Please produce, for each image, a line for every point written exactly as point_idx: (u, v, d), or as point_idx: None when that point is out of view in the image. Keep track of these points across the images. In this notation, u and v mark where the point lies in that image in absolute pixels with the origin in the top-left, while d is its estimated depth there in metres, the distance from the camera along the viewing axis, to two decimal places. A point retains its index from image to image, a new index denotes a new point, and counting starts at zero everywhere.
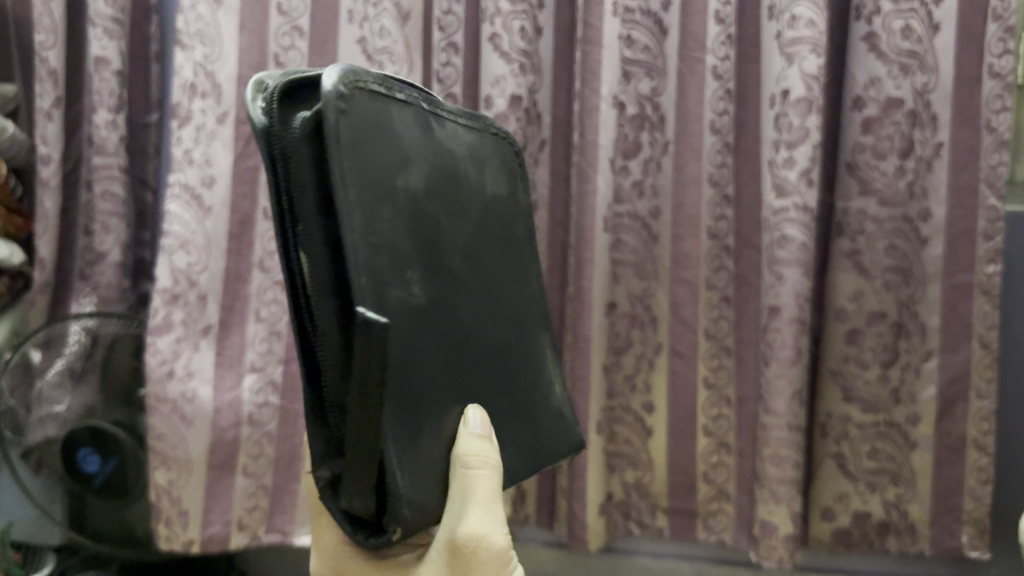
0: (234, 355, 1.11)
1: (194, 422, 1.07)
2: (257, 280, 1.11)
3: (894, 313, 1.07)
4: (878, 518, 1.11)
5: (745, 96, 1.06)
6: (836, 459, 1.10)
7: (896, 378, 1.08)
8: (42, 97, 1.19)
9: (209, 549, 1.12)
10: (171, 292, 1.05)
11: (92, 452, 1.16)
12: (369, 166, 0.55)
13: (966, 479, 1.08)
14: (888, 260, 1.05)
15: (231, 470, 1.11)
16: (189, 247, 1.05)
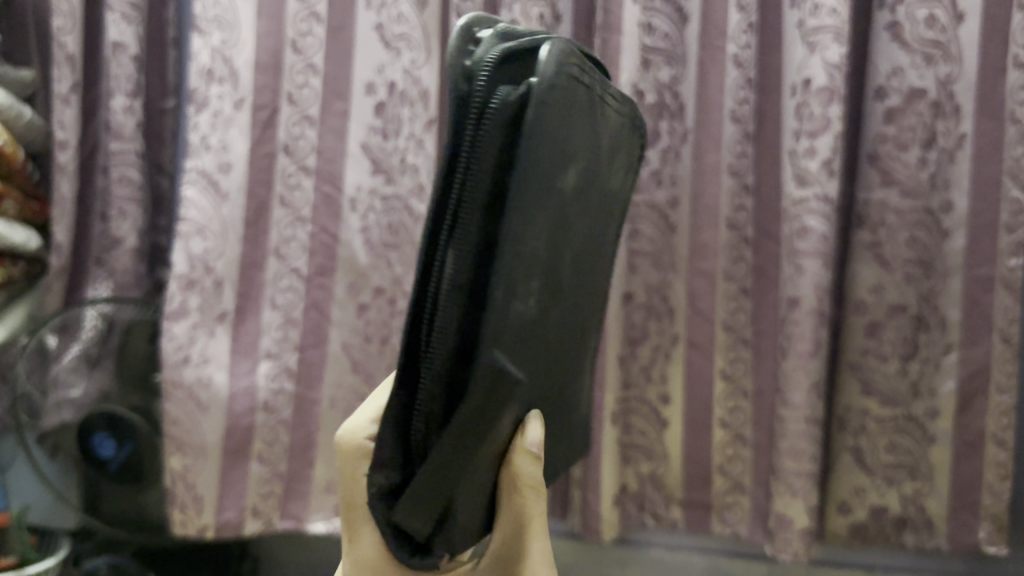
0: (249, 341, 1.10)
1: (210, 407, 1.07)
2: (273, 267, 1.10)
3: (914, 306, 1.06)
4: (895, 512, 1.09)
5: (768, 85, 1.06)
6: (854, 453, 1.10)
7: (915, 370, 1.07)
8: (60, 82, 1.20)
9: (224, 535, 1.11)
10: (187, 277, 1.05)
11: (107, 437, 1.17)
12: (558, 148, 0.56)
13: (986, 474, 1.06)
14: (909, 252, 1.04)
15: (245, 456, 1.10)
16: (206, 232, 1.05)
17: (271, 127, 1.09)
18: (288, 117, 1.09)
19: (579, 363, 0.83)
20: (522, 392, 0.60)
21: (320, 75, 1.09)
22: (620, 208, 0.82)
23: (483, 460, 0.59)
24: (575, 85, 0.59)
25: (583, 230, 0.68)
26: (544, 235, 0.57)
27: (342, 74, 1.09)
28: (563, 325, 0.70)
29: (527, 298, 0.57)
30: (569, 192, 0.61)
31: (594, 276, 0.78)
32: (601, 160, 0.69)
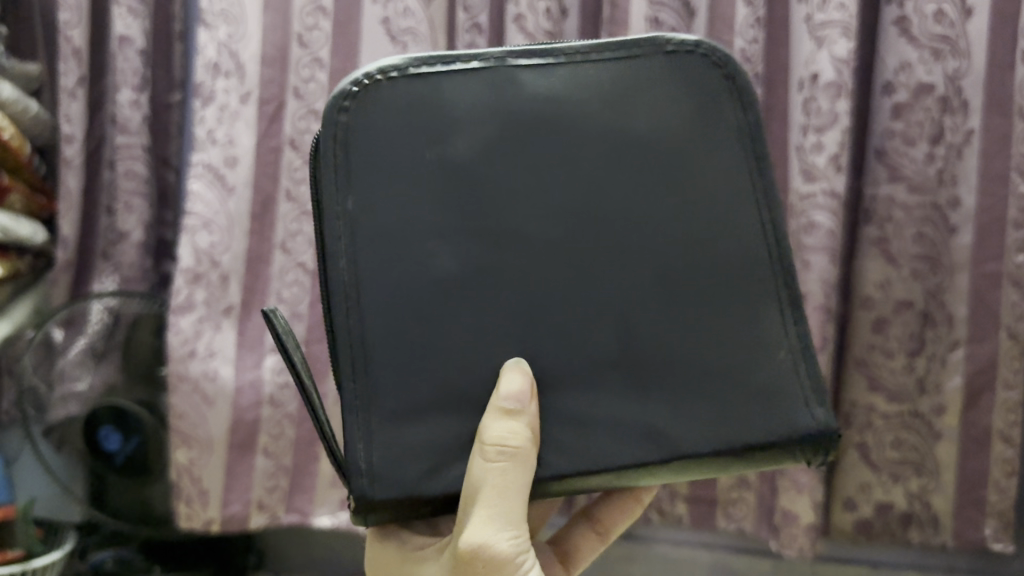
0: (255, 335, 1.10)
1: (217, 401, 1.08)
2: (279, 262, 1.10)
3: (922, 303, 1.05)
4: (901, 509, 1.10)
5: (775, 79, 1.05)
6: (860, 449, 1.10)
7: (922, 367, 1.07)
8: (66, 75, 1.20)
9: (230, 528, 1.11)
10: (193, 272, 1.06)
11: (113, 430, 1.15)
12: (396, 146, 0.62)
13: (992, 471, 1.06)
14: (916, 249, 1.04)
15: (251, 450, 1.10)
16: (212, 227, 1.06)
17: (277, 120, 1.08)
18: (294, 111, 1.08)
19: (724, 340, 0.63)
20: (435, 363, 0.62)
21: (325, 69, 1.08)
22: (716, 151, 0.65)
23: (412, 426, 0.62)
24: (416, 86, 0.63)
25: (555, 196, 0.63)
26: (405, 219, 0.62)
27: (348, 69, 1.08)
28: (571, 295, 0.62)
29: (397, 276, 0.62)
30: (458, 172, 0.62)
31: (677, 226, 0.63)
32: (561, 121, 0.63)
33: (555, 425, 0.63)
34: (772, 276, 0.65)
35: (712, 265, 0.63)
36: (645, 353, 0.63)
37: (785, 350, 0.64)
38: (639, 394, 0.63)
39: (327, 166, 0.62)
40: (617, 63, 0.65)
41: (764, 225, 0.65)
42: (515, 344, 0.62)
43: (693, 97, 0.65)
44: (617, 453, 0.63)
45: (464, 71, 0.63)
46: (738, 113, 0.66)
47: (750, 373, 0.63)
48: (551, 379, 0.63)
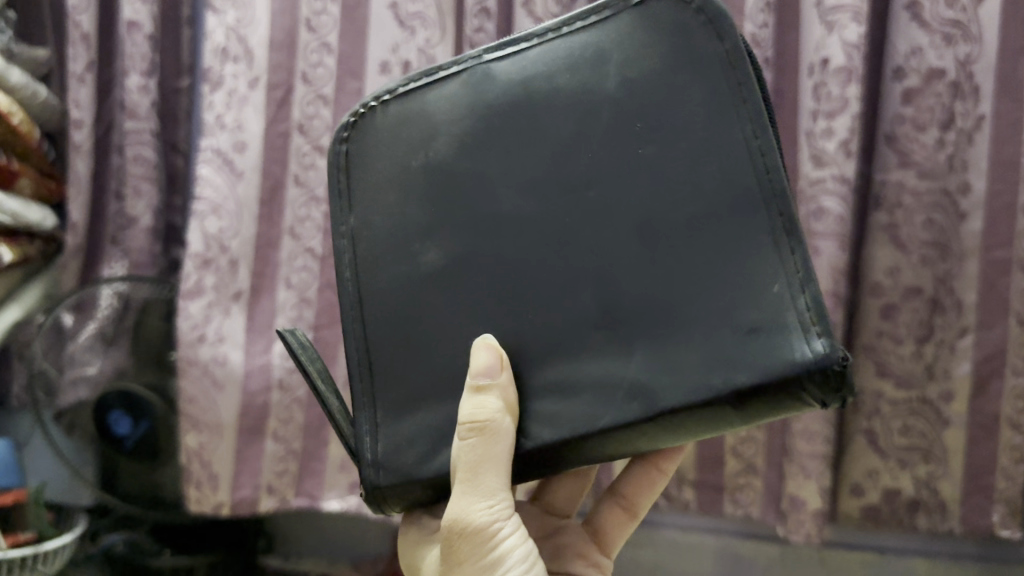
0: (265, 321, 1.10)
1: (226, 385, 1.08)
2: (288, 247, 1.10)
3: (930, 289, 1.05)
4: (908, 495, 1.10)
5: (785, 64, 1.05)
6: (867, 436, 1.10)
7: (930, 354, 1.06)
8: (75, 61, 1.20)
9: (240, 511, 1.12)
10: (203, 257, 1.07)
11: (123, 414, 1.16)
12: (388, 160, 0.71)
13: (999, 457, 1.06)
14: (925, 235, 1.04)
15: (261, 435, 1.10)
16: (221, 212, 1.06)
17: (286, 106, 1.08)
18: (303, 96, 1.08)
19: (718, 289, 0.54)
20: (427, 351, 0.68)
21: (334, 54, 1.08)
22: (690, 87, 0.56)
23: (411, 412, 0.69)
24: (407, 106, 0.70)
25: (523, 173, 0.63)
26: (399, 222, 0.70)
27: (356, 54, 1.07)
28: (541, 265, 0.61)
29: (395, 276, 0.70)
30: (440, 170, 0.67)
31: (641, 170, 0.57)
32: (524, 103, 0.63)
33: (542, 398, 0.62)
34: (770, 214, 0.53)
35: (689, 206, 0.55)
36: (620, 309, 0.58)
37: (793, 293, 0.52)
38: (621, 355, 0.58)
39: (342, 185, 0.74)
40: (585, 32, 0.62)
41: (756, 157, 0.54)
42: (495, 322, 0.64)
43: (653, 38, 0.59)
44: (598, 416, 0.59)
45: (445, 80, 0.68)
46: (719, 40, 0.56)
47: (736, 322, 0.53)
48: (536, 349, 0.62)
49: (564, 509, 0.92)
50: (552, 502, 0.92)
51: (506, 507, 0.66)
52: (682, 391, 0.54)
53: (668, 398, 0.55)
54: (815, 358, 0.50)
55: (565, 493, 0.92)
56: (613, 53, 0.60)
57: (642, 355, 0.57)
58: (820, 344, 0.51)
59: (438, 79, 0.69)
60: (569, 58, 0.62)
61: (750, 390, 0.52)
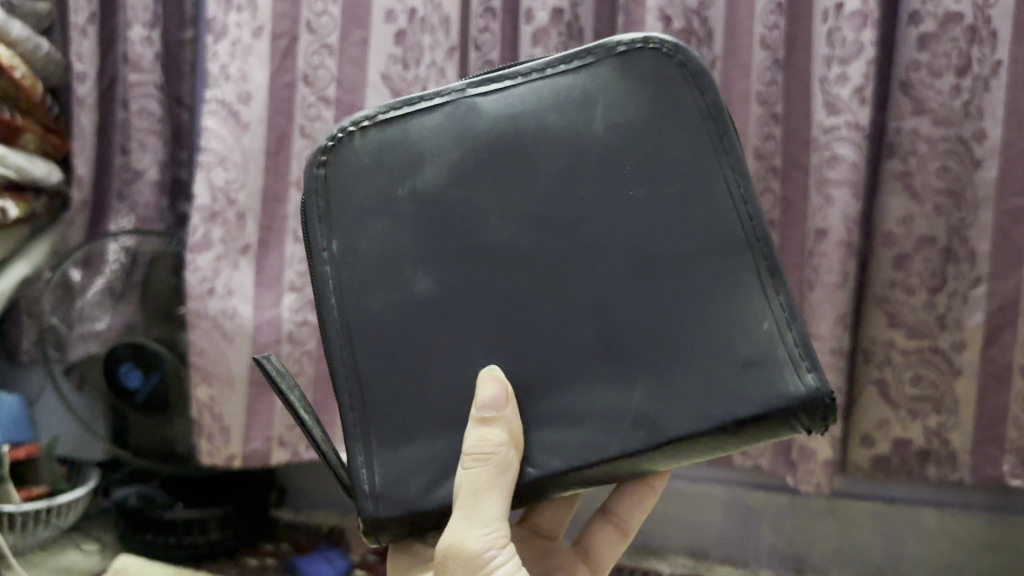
0: (273, 274, 1.09)
1: (236, 338, 1.08)
2: (295, 200, 1.09)
3: (944, 238, 1.04)
4: (918, 445, 1.10)
5: (799, 10, 1.02)
6: (878, 386, 1.10)
7: (943, 304, 1.06)
8: (78, 13, 1.18)
9: (252, 464, 1.12)
10: (210, 209, 1.06)
11: (133, 368, 1.15)
12: (368, 184, 0.61)
13: (1012, 407, 1.05)
14: (939, 183, 1.02)
15: (272, 387, 1.11)
16: (227, 164, 1.05)
17: (291, 56, 1.06)
18: (307, 45, 1.06)
19: (712, 327, 0.56)
20: (428, 382, 0.60)
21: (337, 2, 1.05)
22: (677, 135, 0.58)
23: (410, 443, 0.61)
24: (383, 133, 0.62)
25: (517, 207, 0.59)
26: (387, 251, 0.61)
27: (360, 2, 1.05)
28: (541, 303, 0.58)
29: (382, 308, 0.61)
30: (431, 200, 0.60)
31: (632, 214, 0.57)
32: (516, 138, 0.59)
33: (543, 427, 0.59)
34: (754, 259, 0.57)
35: (683, 248, 0.57)
36: (623, 345, 0.57)
37: (781, 330, 0.56)
38: (625, 389, 0.57)
39: (313, 213, 0.62)
40: (569, 74, 0.60)
41: (737, 204, 0.57)
42: (498, 357, 0.59)
43: (641, 86, 0.59)
44: (605, 449, 0.57)
45: (426, 108, 0.61)
46: (699, 94, 0.59)
47: (732, 359, 0.55)
48: (536, 384, 0.59)
49: (550, 531, 0.88)
50: (539, 525, 0.87)
51: (502, 538, 0.60)
52: (690, 424, 0.55)
53: (676, 431, 0.56)
54: (809, 393, 0.55)
55: (551, 513, 0.88)
56: (601, 94, 0.59)
57: (649, 390, 0.56)
58: (812, 377, 0.55)
59: (414, 105, 0.62)
60: (558, 95, 0.60)
61: (754, 420, 0.55)
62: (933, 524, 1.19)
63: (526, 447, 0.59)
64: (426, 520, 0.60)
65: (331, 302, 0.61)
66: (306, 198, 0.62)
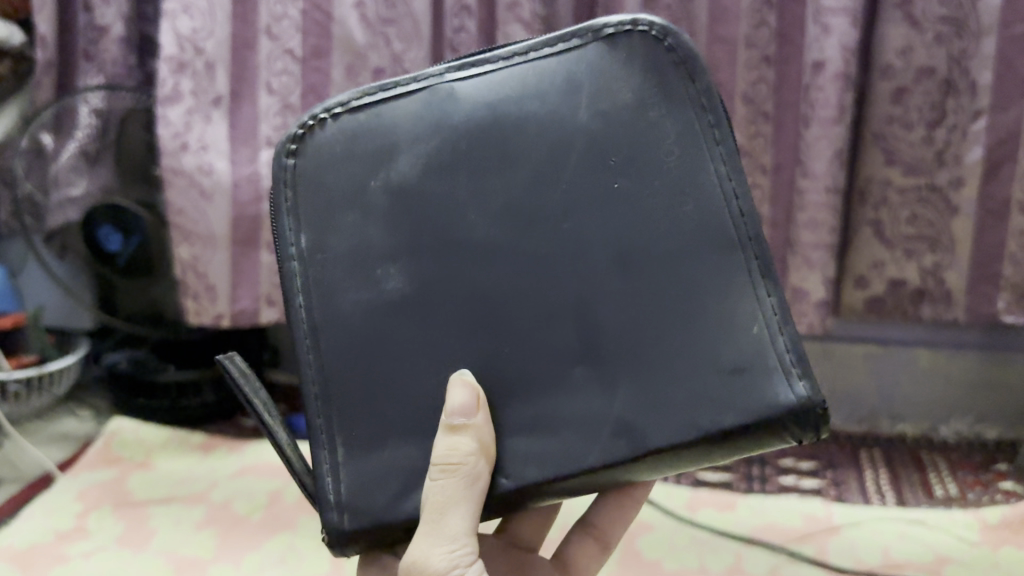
0: (248, 127, 1.05)
1: (214, 196, 1.04)
2: (266, 48, 1.02)
3: (944, 70, 0.99)
4: (914, 285, 1.09)
5: None
6: (874, 225, 1.08)
7: (941, 139, 1.02)
8: None
9: (240, 321, 1.11)
10: (178, 60, 1.01)
11: (112, 230, 1.12)
12: (339, 177, 0.59)
13: (1009, 244, 1.04)
14: (942, 10, 0.97)
15: (255, 245, 1.08)
16: (192, 11, 1.00)
17: None
18: None
19: (699, 330, 0.51)
20: (400, 383, 0.57)
21: None
22: (665, 122, 0.53)
23: (383, 445, 0.58)
24: (359, 123, 0.59)
25: (494, 199, 0.55)
26: (359, 245, 0.58)
27: None
28: (521, 301, 0.55)
29: (355, 306, 0.58)
30: (404, 192, 0.57)
31: (615, 207, 0.53)
32: (495, 126, 0.56)
33: (518, 435, 0.55)
34: (747, 259, 0.52)
35: (668, 244, 0.52)
36: (604, 347, 0.53)
37: (774, 334, 0.51)
38: (603, 394, 0.53)
39: (286, 204, 0.60)
40: (551, 60, 0.56)
41: (731, 198, 0.52)
42: (475, 358, 0.56)
43: (630, 72, 0.54)
44: (582, 455, 0.53)
45: (402, 97, 0.58)
46: (692, 81, 0.54)
47: (718, 367, 0.51)
48: (513, 388, 0.55)
49: (529, 544, 0.79)
50: (518, 537, 0.79)
51: (472, 556, 0.56)
52: (671, 433, 0.51)
53: (659, 441, 0.51)
54: (801, 402, 0.50)
55: (532, 524, 0.79)
56: (585, 79, 0.55)
57: (629, 396, 0.52)
58: (805, 387, 0.50)
59: (391, 93, 0.58)
60: (537, 84, 0.56)
61: (738, 431, 0.50)
62: (926, 362, 1.19)
63: (501, 452, 0.56)
64: (393, 531, 0.57)
65: (304, 296, 0.60)
66: (278, 187, 0.60)
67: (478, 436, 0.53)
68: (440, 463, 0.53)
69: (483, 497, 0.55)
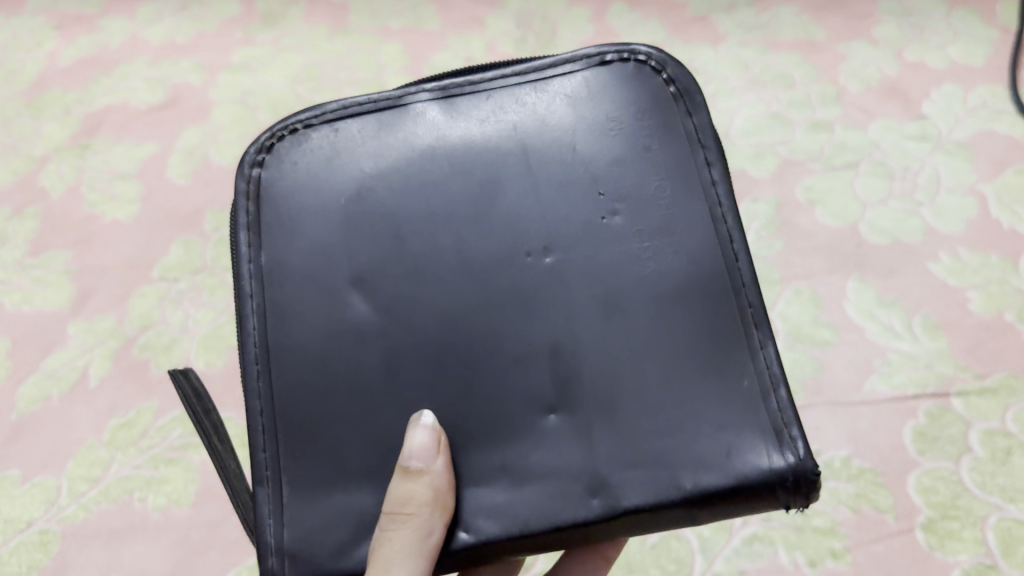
0: None
1: None
2: None
3: None
4: None
5: None
6: None
7: None
8: None
9: None
10: None
11: None
12: (298, 191, 0.31)
13: None
14: None
15: None
16: None
17: None
18: None
19: (706, 402, 0.27)
20: (357, 432, 0.28)
21: None
22: (658, 153, 0.30)
23: (334, 485, 0.28)
24: (339, 132, 0.32)
25: (446, 239, 0.30)
26: (316, 269, 0.30)
27: None
28: (496, 350, 0.28)
29: (305, 344, 0.29)
30: (367, 210, 0.31)
31: (607, 252, 0.29)
32: (482, 151, 0.31)
33: (494, 481, 0.27)
34: (736, 307, 0.28)
35: (653, 285, 0.28)
36: (600, 399, 0.27)
37: (776, 389, 0.27)
38: (585, 443, 0.27)
39: (244, 217, 0.31)
40: (535, 85, 0.32)
41: (727, 241, 0.29)
42: (448, 394, 0.28)
43: (627, 99, 0.31)
44: (552, 515, 0.27)
45: (370, 106, 0.32)
46: (689, 115, 0.31)
47: (696, 428, 0.27)
48: (485, 438, 0.28)
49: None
50: None
51: None
52: (649, 486, 0.27)
53: (632, 501, 0.27)
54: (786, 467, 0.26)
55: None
56: (578, 106, 0.31)
57: (607, 452, 0.27)
58: (798, 446, 0.26)
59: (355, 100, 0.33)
60: (523, 108, 0.31)
61: (741, 497, 0.26)
62: None
63: (460, 501, 0.27)
64: None
65: (253, 325, 0.30)
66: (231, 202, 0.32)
67: (434, 488, 0.26)
68: (407, 514, 0.26)
69: (427, 569, 0.27)
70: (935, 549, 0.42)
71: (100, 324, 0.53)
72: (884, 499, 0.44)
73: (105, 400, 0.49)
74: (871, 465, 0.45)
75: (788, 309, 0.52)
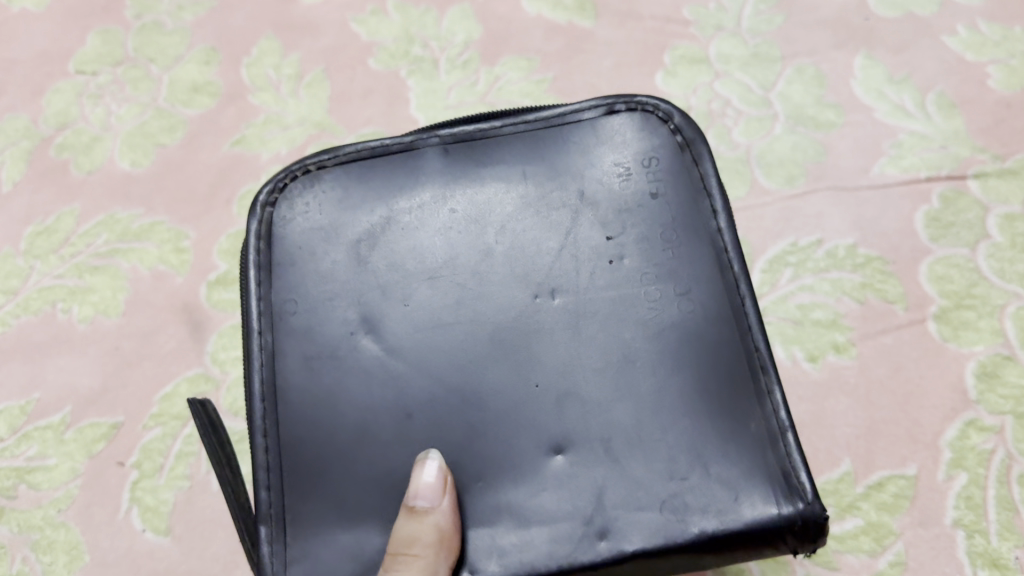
0: None
1: None
2: None
3: None
4: None
5: None
6: None
7: None
8: None
9: None
10: None
11: None
12: (303, 232, 0.29)
13: None
14: None
15: None
16: None
17: None
18: None
19: (714, 446, 0.24)
20: (364, 469, 0.25)
21: None
22: (672, 204, 0.28)
23: (342, 520, 0.25)
24: (349, 172, 0.29)
25: (451, 284, 0.27)
26: (318, 310, 0.27)
27: None
28: (504, 397, 0.26)
29: (312, 382, 0.27)
30: (373, 255, 0.28)
31: (618, 298, 0.27)
32: (491, 201, 0.28)
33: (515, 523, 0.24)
34: (744, 351, 0.26)
35: (667, 335, 0.26)
36: (613, 447, 0.25)
37: (785, 432, 0.25)
38: (595, 490, 0.24)
39: (254, 257, 0.28)
40: (546, 132, 0.29)
41: (735, 287, 0.26)
42: (460, 436, 0.25)
43: (639, 151, 0.29)
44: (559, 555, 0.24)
45: (380, 150, 0.30)
46: (696, 165, 0.28)
47: (705, 474, 0.24)
48: (491, 476, 0.25)
49: None
50: None
51: None
52: (654, 529, 0.24)
53: (635, 545, 0.24)
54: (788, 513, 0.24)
55: None
56: (589, 157, 0.29)
57: (613, 491, 0.24)
58: (806, 490, 0.24)
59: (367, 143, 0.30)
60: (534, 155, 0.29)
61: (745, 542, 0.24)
62: None
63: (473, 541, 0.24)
64: None
65: (261, 362, 0.27)
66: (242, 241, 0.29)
67: (440, 530, 0.23)
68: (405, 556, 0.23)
69: None
70: (948, 342, 0.39)
71: (10, 125, 0.47)
72: (893, 289, 0.40)
73: (22, 206, 0.44)
74: (879, 252, 0.41)
75: (788, 89, 0.46)
